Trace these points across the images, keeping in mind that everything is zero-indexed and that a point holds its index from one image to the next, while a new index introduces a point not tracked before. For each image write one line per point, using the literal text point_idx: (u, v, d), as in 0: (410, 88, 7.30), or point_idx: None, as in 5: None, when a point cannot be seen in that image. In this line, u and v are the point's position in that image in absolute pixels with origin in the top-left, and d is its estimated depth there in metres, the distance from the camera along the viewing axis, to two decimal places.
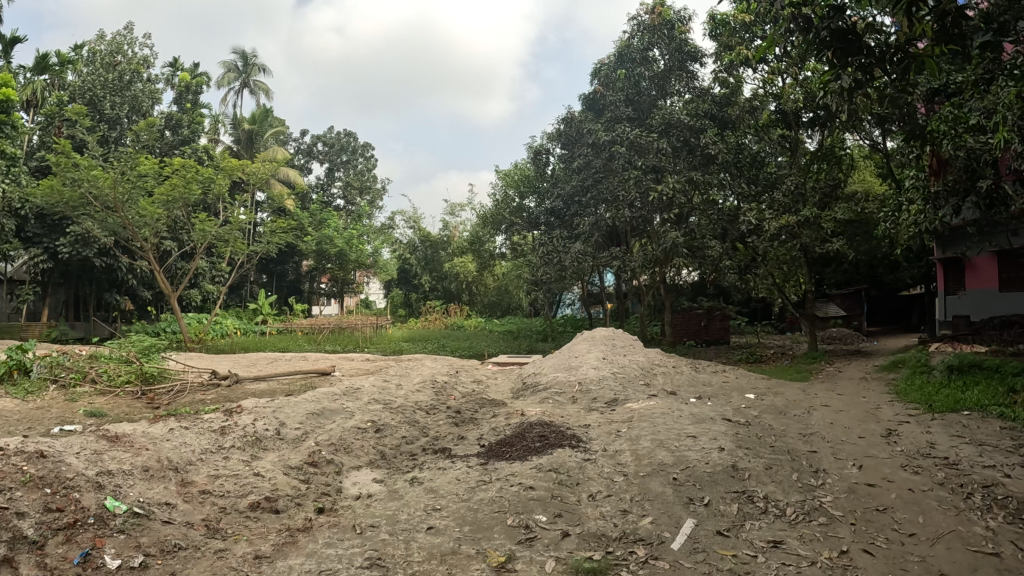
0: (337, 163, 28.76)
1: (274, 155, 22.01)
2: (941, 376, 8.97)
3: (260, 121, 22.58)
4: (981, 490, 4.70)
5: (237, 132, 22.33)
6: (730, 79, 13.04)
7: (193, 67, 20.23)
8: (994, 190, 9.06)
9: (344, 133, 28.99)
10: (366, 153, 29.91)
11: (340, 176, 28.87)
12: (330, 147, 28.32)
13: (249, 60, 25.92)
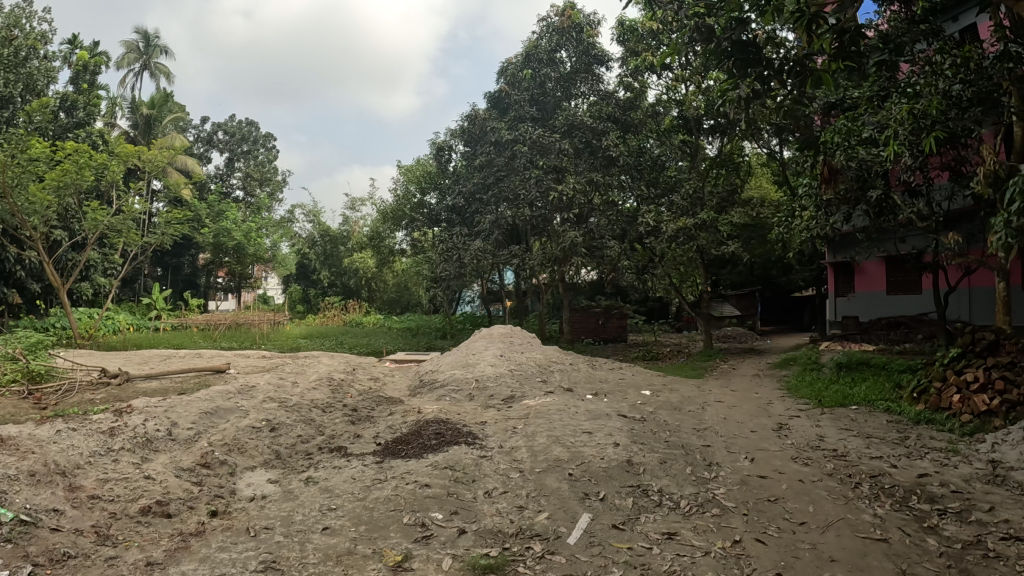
0: (237, 152, 28.08)
1: (174, 142, 21.36)
2: (831, 373, 9.29)
3: (160, 105, 21.87)
4: (868, 480, 4.97)
5: (134, 117, 21.62)
6: (635, 83, 13.74)
7: (93, 46, 19.46)
8: (883, 199, 9.52)
9: (245, 123, 28.36)
10: (268, 143, 29.43)
11: (240, 167, 28.19)
12: (232, 137, 27.64)
13: (152, 41, 25.14)
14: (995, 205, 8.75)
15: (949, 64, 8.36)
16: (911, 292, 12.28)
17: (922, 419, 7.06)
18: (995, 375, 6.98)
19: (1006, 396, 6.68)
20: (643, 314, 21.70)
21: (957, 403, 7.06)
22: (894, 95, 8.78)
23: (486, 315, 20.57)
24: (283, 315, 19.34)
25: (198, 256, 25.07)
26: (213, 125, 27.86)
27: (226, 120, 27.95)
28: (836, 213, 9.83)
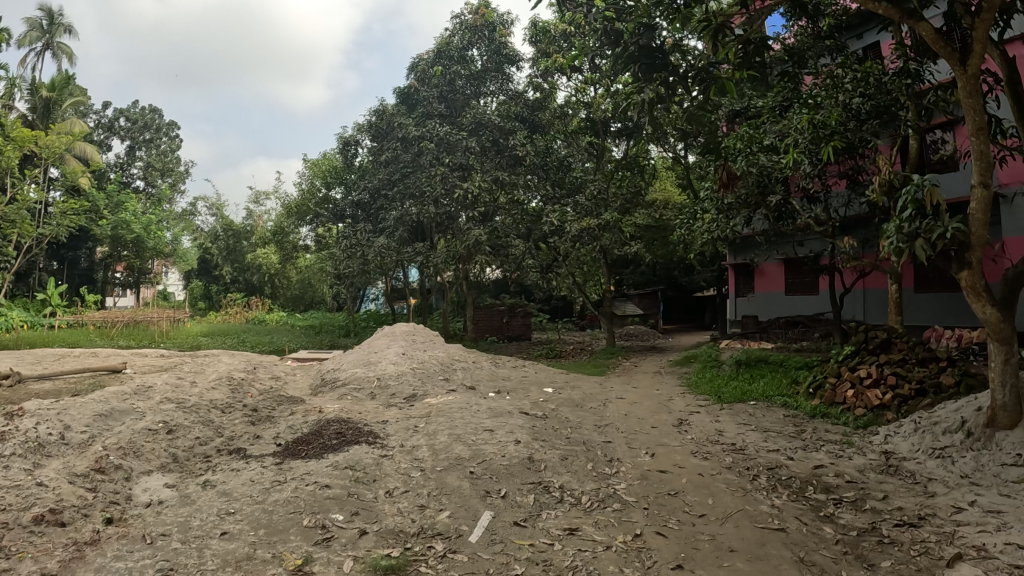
0: (139, 140, 27.21)
1: (73, 128, 20.56)
2: (730, 369, 9.54)
3: (61, 88, 21.00)
4: (765, 472, 5.13)
5: (33, 100, 20.67)
6: (544, 84, 13.75)
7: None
8: (782, 204, 9.88)
9: (148, 110, 27.49)
10: (171, 132, 28.68)
11: (141, 156, 27.32)
12: (133, 124, 26.79)
13: (55, 19, 24.16)
14: (888, 212, 9.12)
15: (849, 77, 8.71)
16: (809, 293, 12.67)
17: (817, 413, 7.33)
18: (886, 371, 7.36)
19: (897, 391, 7.07)
20: (548, 312, 21.85)
21: (851, 398, 7.39)
22: (796, 106, 9.06)
23: (391, 313, 20.38)
24: (183, 312, 18.82)
25: (96, 249, 24.22)
26: (114, 111, 26.97)
27: (128, 107, 27.11)
28: (737, 216, 10.10)
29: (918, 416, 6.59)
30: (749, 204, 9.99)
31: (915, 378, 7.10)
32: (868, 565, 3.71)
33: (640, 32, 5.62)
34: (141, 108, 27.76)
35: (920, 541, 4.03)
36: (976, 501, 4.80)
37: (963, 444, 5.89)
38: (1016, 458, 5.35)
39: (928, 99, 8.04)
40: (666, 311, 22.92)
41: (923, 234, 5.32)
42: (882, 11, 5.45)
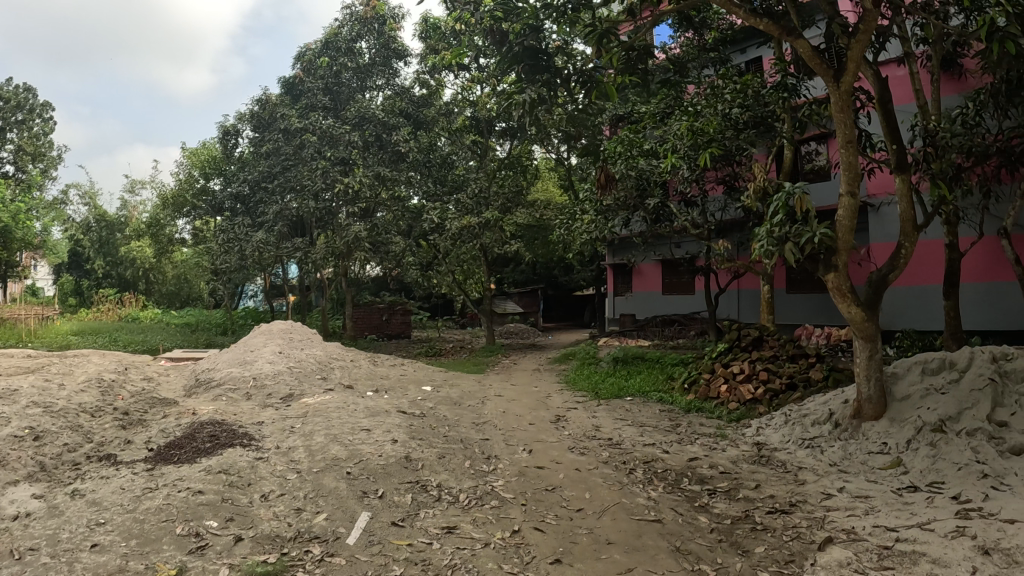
0: (10, 121, 25.87)
1: None
2: (608, 366, 9.76)
3: None
4: (641, 466, 5.31)
5: None
6: (430, 81, 13.86)
7: None
8: (660, 207, 10.14)
9: (21, 89, 26.18)
10: (45, 113, 27.35)
11: (11, 139, 25.97)
12: (5, 103, 25.63)
13: None
14: (760, 216, 9.52)
15: (729, 88, 9.19)
16: (686, 292, 13.10)
17: (693, 407, 7.56)
18: (759, 367, 7.72)
19: (769, 386, 7.42)
20: (429, 310, 21.86)
21: (724, 393, 7.68)
22: (678, 113, 9.54)
23: (270, 310, 19.98)
24: (50, 309, 17.95)
25: None
26: None
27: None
28: (615, 217, 10.43)
29: (788, 409, 6.96)
30: (628, 206, 10.27)
31: (786, 373, 7.50)
32: (742, 552, 3.86)
33: (524, 33, 5.80)
34: (12, 87, 26.39)
35: (791, 527, 4.23)
36: (843, 487, 5.09)
37: (832, 434, 6.30)
38: (881, 447, 5.78)
39: (803, 112, 8.35)
40: (546, 309, 23.30)
41: (792, 238, 5.58)
42: (765, 28, 6.01)
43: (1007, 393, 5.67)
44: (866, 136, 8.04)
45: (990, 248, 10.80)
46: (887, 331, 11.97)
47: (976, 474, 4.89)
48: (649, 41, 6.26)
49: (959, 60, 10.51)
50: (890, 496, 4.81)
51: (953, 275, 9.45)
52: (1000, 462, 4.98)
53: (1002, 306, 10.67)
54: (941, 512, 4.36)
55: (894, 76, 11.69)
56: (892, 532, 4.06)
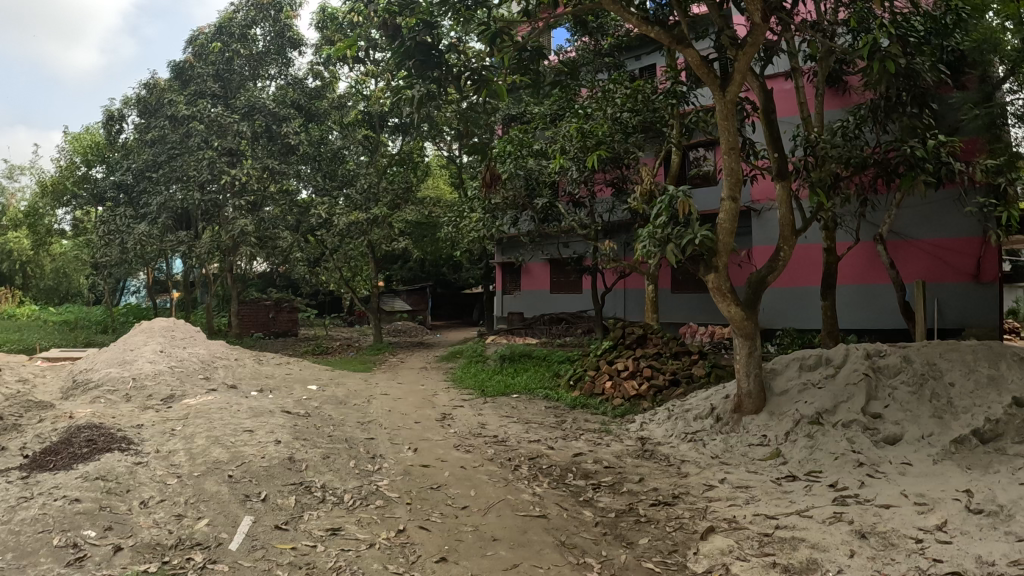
0: None
1: None
2: (495, 364, 9.88)
3: None
4: (526, 462, 5.42)
5: None
6: (324, 73, 13.91)
7: None
8: (548, 207, 10.52)
9: None
10: None
11: None
12: None
13: None
14: (646, 217, 9.81)
15: (620, 93, 9.54)
16: (574, 291, 13.40)
17: (578, 403, 7.74)
18: (643, 364, 7.98)
19: (652, 382, 7.68)
20: (317, 307, 21.65)
21: (609, 389, 7.90)
22: (569, 115, 9.95)
23: (153, 307, 19.37)
24: None
25: None
26: None
27: None
28: (502, 216, 10.61)
29: (672, 404, 7.22)
30: (516, 204, 10.48)
31: (669, 369, 7.80)
32: (626, 544, 3.99)
33: (418, 29, 5.78)
34: None
35: (675, 518, 4.40)
36: (724, 478, 5.31)
37: (714, 427, 6.55)
38: (761, 438, 6.06)
39: (690, 118, 8.62)
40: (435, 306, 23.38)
41: (674, 239, 5.77)
42: (655, 36, 6.18)
43: (880, 386, 6.04)
44: (750, 144, 8.37)
45: (868, 252, 11.54)
46: (768, 329, 12.38)
47: (852, 463, 5.22)
48: (539, 44, 6.44)
49: (845, 78, 11.11)
50: (770, 486, 5.07)
51: (829, 275, 9.92)
52: (874, 451, 5.33)
53: (877, 307, 11.46)
54: (819, 499, 4.67)
55: (780, 89, 12.19)
56: (771, 520, 4.32)
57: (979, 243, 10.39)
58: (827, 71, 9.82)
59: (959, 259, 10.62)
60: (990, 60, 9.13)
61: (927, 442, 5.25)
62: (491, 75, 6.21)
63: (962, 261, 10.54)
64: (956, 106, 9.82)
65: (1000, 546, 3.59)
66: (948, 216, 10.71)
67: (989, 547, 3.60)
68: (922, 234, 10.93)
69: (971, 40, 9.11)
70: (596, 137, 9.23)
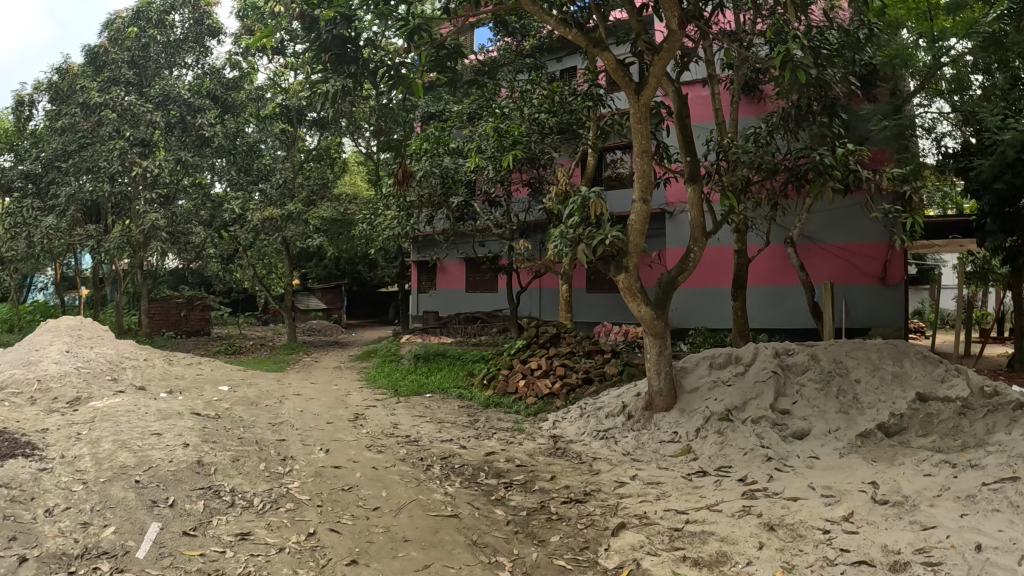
0: None
1: None
2: (409, 363, 9.91)
3: None
4: (438, 462, 5.49)
5: None
6: (243, 63, 13.55)
7: None
8: (462, 207, 10.55)
9: None
10: None
11: None
12: None
13: None
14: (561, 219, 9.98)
15: (538, 94, 9.78)
16: (489, 290, 13.66)
17: (491, 403, 7.83)
18: (555, 363, 8.13)
19: (565, 381, 7.85)
20: (229, 305, 21.32)
21: (522, 387, 8.04)
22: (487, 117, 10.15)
23: (59, 304, 18.76)
24: None
25: None
26: None
27: None
28: (418, 214, 10.72)
29: (584, 403, 7.39)
30: (432, 203, 10.49)
31: (582, 368, 8.00)
32: (538, 541, 4.09)
33: (337, 22, 5.81)
34: None
35: (585, 515, 4.53)
36: (635, 475, 5.47)
37: (625, 425, 6.72)
38: (672, 435, 6.26)
39: (606, 121, 8.78)
40: (350, 304, 23.31)
41: (585, 239, 5.89)
42: (572, 37, 6.29)
43: (788, 384, 6.35)
44: (663, 148, 8.60)
45: (777, 254, 12.01)
46: (680, 329, 12.66)
47: (761, 458, 5.46)
48: (456, 41, 6.57)
49: (760, 87, 11.47)
50: (680, 481, 5.26)
51: (740, 277, 10.25)
52: (782, 446, 5.59)
53: (787, 307, 11.91)
54: (729, 493, 4.88)
55: (696, 95, 12.50)
56: (682, 514, 4.50)
57: (886, 248, 11.20)
58: (743, 80, 10.11)
59: (866, 262, 11.38)
60: (900, 75, 9.46)
61: (833, 436, 5.57)
62: (407, 71, 6.31)
63: (870, 265, 11.32)
64: (865, 117, 10.24)
65: (904, 535, 3.83)
66: (855, 222, 11.47)
67: (895, 535, 3.85)
68: (831, 238, 11.65)
69: (881, 54, 9.51)
70: (512, 137, 9.58)
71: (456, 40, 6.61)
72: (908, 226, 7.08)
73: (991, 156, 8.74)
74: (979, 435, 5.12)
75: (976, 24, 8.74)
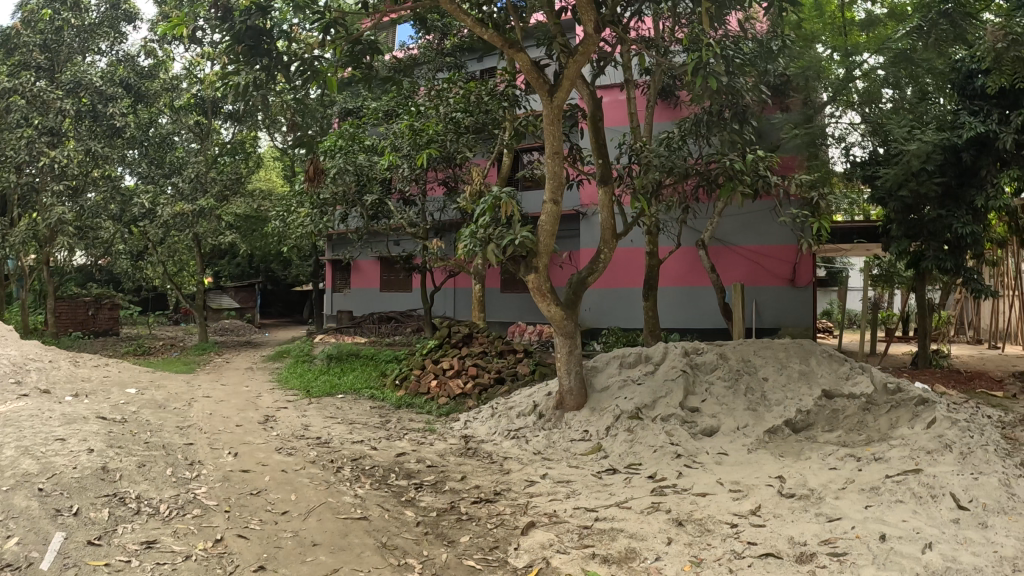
0: None
1: None
2: (322, 364, 9.89)
3: None
4: (348, 463, 5.53)
5: None
6: (159, 51, 13.23)
7: None
8: (377, 204, 10.76)
9: None
10: None
11: None
12: None
13: None
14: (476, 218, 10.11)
15: (453, 94, 9.98)
16: (404, 289, 13.72)
17: (403, 403, 7.87)
18: (468, 363, 8.24)
19: (477, 381, 7.96)
20: (138, 304, 20.83)
21: (434, 388, 8.10)
22: (405, 115, 10.20)
23: None
24: None
25: None
26: None
27: None
28: (331, 212, 10.72)
29: (495, 403, 7.51)
30: (346, 199, 10.62)
31: (494, 368, 8.14)
32: (448, 542, 4.18)
33: (251, 13, 5.83)
34: None
35: (495, 515, 4.64)
36: (546, 474, 5.61)
37: (536, 424, 6.86)
38: (582, 434, 6.42)
39: (521, 122, 8.90)
40: (264, 304, 23.01)
41: (496, 239, 6.03)
42: (488, 38, 6.33)
43: (697, 382, 6.66)
44: (576, 150, 8.73)
45: (689, 255, 12.34)
46: (592, 328, 12.86)
47: (670, 455, 5.67)
48: (372, 37, 6.63)
49: (675, 94, 11.77)
50: (590, 479, 5.41)
51: (651, 278, 10.49)
52: (691, 442, 5.82)
53: (697, 308, 12.25)
54: (639, 490, 5.07)
55: (613, 99, 12.75)
56: (590, 512, 4.65)
57: (795, 251, 11.63)
58: (658, 86, 10.38)
59: (775, 264, 11.80)
60: (813, 86, 9.78)
61: (742, 432, 5.87)
62: (320, 66, 6.37)
63: (779, 267, 11.74)
64: (777, 126, 10.60)
65: (812, 527, 4.16)
66: (765, 226, 11.87)
67: (798, 529, 4.13)
68: (742, 241, 12.03)
69: (795, 66, 9.85)
70: (427, 136, 9.54)
71: (371, 37, 6.68)
72: (815, 230, 7.36)
73: (895, 166, 9.10)
74: (884, 429, 5.70)
75: (886, 39, 9.12)
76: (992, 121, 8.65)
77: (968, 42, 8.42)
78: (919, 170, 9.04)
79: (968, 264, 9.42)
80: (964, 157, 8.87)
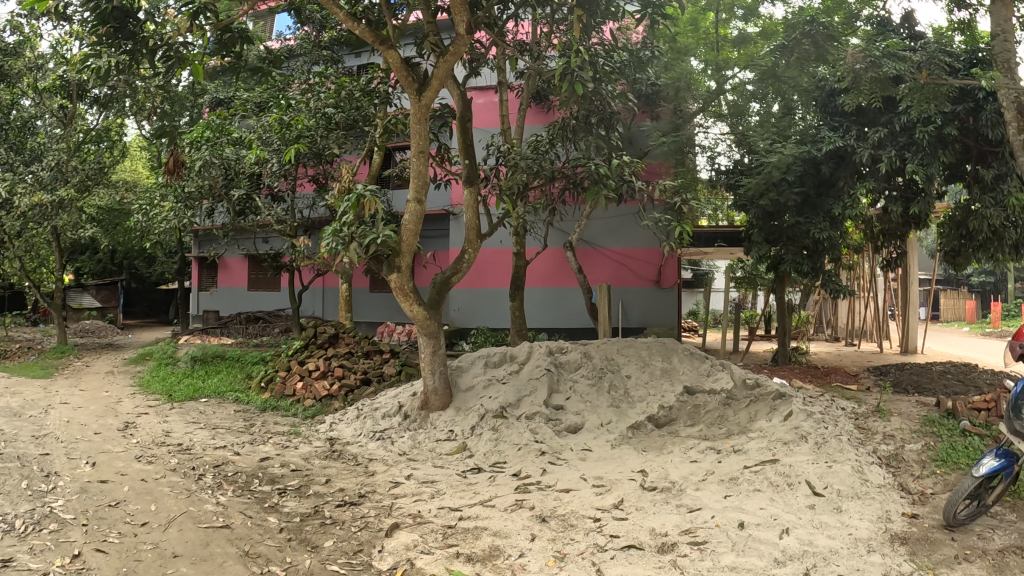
0: None
1: None
2: (186, 366, 9.63)
3: None
4: (211, 470, 5.44)
5: None
6: (24, 27, 12.48)
7: None
8: (244, 198, 10.57)
9: None
10: None
11: None
12: None
13: None
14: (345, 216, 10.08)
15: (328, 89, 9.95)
16: (271, 287, 13.52)
17: (267, 406, 7.75)
18: (334, 364, 8.20)
19: (343, 382, 7.95)
20: None
21: (300, 390, 8.02)
22: (275, 106, 10.30)
23: None
24: None
25: None
26: None
27: None
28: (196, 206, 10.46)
29: (361, 404, 7.50)
30: (215, 194, 10.39)
31: (361, 369, 8.15)
32: (311, 548, 4.18)
33: None
34: None
35: (361, 517, 4.68)
36: (412, 474, 5.67)
37: (402, 425, 6.90)
38: (448, 434, 6.50)
39: (390, 120, 8.88)
40: (127, 304, 22.19)
41: (358, 237, 6.03)
42: (360, 34, 6.19)
43: (562, 379, 6.88)
44: (444, 150, 8.77)
45: (556, 257, 12.59)
46: (462, 329, 12.97)
47: (535, 453, 5.83)
48: (242, 26, 6.51)
49: (546, 98, 12.06)
50: (456, 479, 5.52)
51: (520, 280, 10.67)
52: (555, 440, 6.01)
53: (565, 308, 12.57)
54: (503, 489, 5.20)
55: (486, 101, 12.91)
56: (456, 511, 4.75)
57: (660, 254, 12.15)
58: (531, 89, 10.57)
59: (641, 266, 12.28)
60: (683, 98, 10.32)
61: (606, 428, 6.11)
62: (186, 52, 6.21)
63: (645, 269, 12.24)
64: (646, 132, 10.95)
65: (673, 518, 4.40)
66: (631, 229, 12.32)
67: (660, 521, 4.37)
68: (609, 244, 12.37)
69: (667, 75, 10.37)
70: (296, 130, 9.44)
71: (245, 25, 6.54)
72: (678, 233, 7.65)
73: (757, 177, 9.48)
74: (742, 422, 6.03)
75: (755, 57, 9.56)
76: (850, 135, 9.14)
77: (829, 62, 8.93)
78: (780, 180, 9.45)
79: (825, 267, 9.93)
80: (823, 168, 9.47)
